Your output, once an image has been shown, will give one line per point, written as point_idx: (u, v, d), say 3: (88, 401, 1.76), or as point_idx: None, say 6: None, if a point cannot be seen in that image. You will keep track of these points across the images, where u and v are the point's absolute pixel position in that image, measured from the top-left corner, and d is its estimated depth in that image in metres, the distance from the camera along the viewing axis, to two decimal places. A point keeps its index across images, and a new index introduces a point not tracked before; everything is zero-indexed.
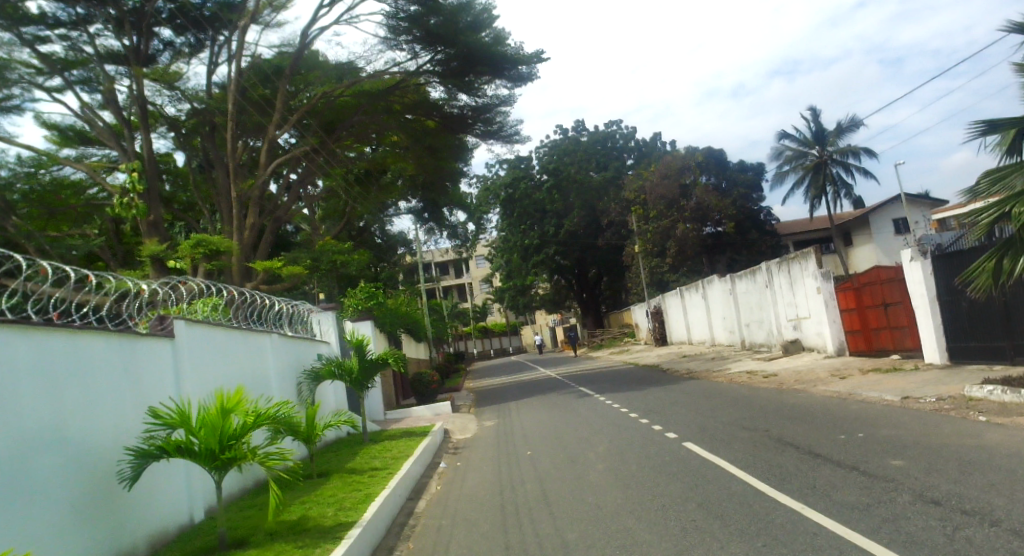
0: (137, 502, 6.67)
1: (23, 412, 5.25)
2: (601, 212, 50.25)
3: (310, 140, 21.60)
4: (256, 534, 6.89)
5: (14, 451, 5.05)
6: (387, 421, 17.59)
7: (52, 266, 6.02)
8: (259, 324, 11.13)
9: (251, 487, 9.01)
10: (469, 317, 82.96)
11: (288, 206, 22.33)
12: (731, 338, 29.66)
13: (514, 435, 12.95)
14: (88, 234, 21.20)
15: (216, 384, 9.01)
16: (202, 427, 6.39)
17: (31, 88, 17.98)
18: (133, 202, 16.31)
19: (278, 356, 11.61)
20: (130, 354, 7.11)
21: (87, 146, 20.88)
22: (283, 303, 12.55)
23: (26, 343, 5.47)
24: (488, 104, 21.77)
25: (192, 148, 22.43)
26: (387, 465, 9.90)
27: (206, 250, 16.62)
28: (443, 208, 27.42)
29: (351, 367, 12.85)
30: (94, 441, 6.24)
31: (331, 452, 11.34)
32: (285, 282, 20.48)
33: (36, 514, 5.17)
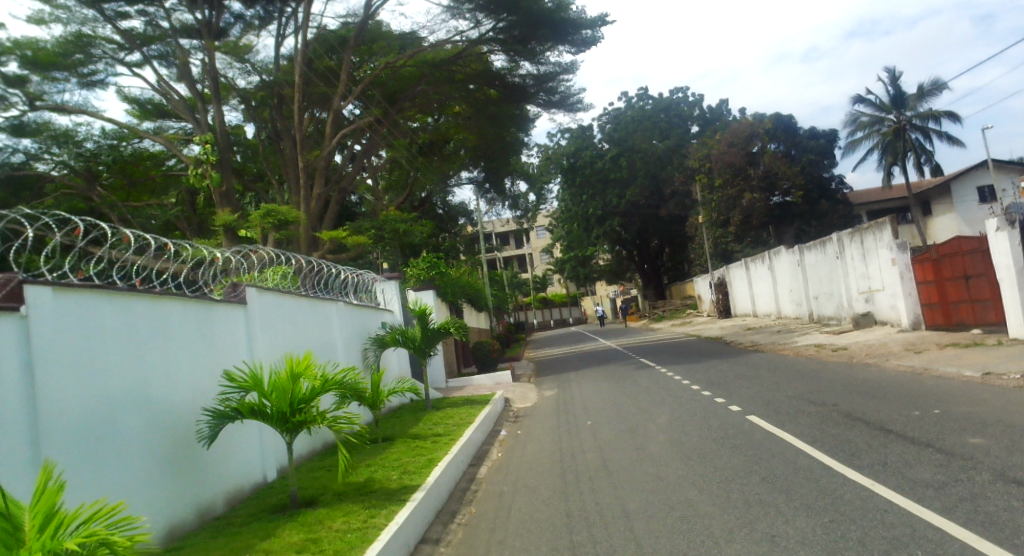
0: (217, 461, 7.17)
1: (105, 374, 5.97)
2: (665, 182, 49.40)
3: (373, 111, 21.84)
4: (327, 493, 7.30)
5: (97, 410, 5.76)
6: (449, 388, 17.98)
7: (135, 234, 6.81)
8: (325, 292, 11.39)
9: (320, 449, 9.33)
10: (529, 286, 83.45)
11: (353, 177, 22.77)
12: (799, 311, 28.97)
13: (574, 405, 12.99)
14: (166, 204, 21.98)
15: (287, 349, 9.33)
16: (273, 390, 6.76)
17: (113, 63, 19.22)
18: (206, 173, 17.67)
19: (344, 322, 11.90)
20: (206, 319, 7.52)
21: (164, 119, 21.66)
22: (348, 271, 12.76)
23: (111, 309, 6.19)
24: (550, 72, 21.43)
25: (262, 120, 22.98)
26: (450, 431, 10.08)
27: (274, 221, 16.95)
28: (503, 179, 26.88)
29: (414, 335, 12.87)
30: (176, 401, 6.82)
31: (395, 419, 11.59)
32: (349, 253, 20.99)
33: (121, 469, 5.86)
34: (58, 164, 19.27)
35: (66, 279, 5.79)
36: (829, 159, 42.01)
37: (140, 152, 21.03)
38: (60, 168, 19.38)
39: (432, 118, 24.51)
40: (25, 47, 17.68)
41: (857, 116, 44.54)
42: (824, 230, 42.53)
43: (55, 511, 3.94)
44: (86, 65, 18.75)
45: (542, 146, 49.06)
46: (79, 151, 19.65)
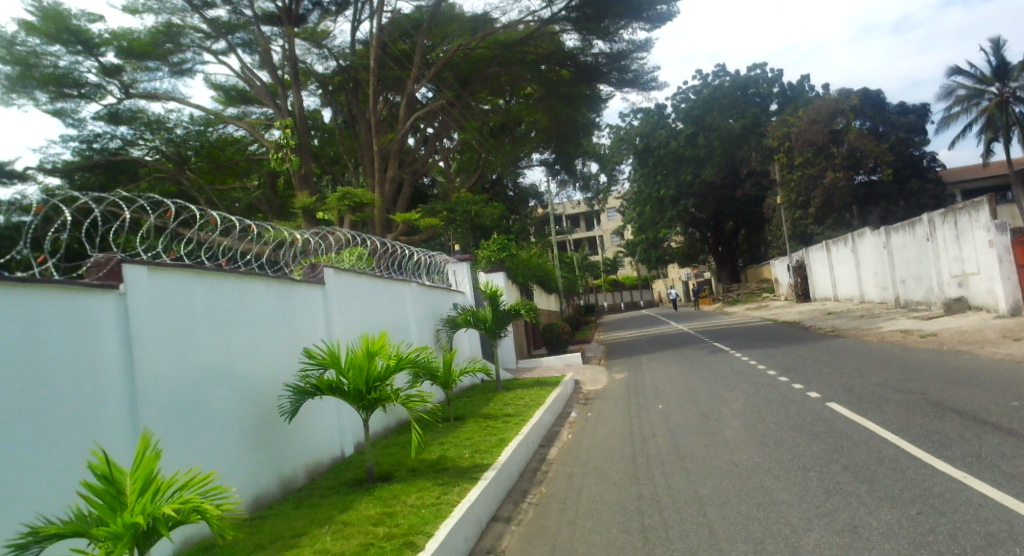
0: (298, 434, 7.47)
1: (196, 349, 6.30)
2: (742, 162, 48.03)
3: (446, 94, 21.97)
4: (401, 469, 7.50)
5: (189, 382, 6.11)
6: (519, 369, 18.19)
7: (221, 216, 7.21)
8: (399, 273, 11.61)
9: (395, 427, 9.59)
10: (600, 269, 82.99)
11: (426, 160, 23.15)
12: (884, 295, 27.80)
13: (645, 389, 12.90)
14: (249, 187, 22.81)
15: (363, 329, 9.59)
16: (351, 367, 6.96)
17: (200, 51, 19.74)
18: (287, 157, 18.21)
19: (417, 304, 12.13)
20: (287, 298, 7.81)
21: (248, 105, 22.32)
22: (421, 253, 12.96)
23: (201, 287, 6.51)
24: (624, 50, 21.12)
25: (338, 104, 23.53)
26: (520, 411, 10.17)
27: (349, 203, 17.61)
28: (575, 159, 26.38)
29: (484, 316, 12.98)
30: (260, 376, 7.14)
31: (467, 398, 11.79)
32: (422, 235, 21.46)
33: (211, 439, 6.19)
34: (149, 149, 21.05)
35: (161, 260, 6.14)
36: (922, 136, 40.29)
37: (225, 138, 22.14)
38: (153, 153, 21.21)
39: (503, 102, 24.43)
40: (122, 39, 18.94)
41: (954, 89, 42.05)
42: (911, 212, 40.49)
43: (152, 478, 4.23)
44: (175, 54, 19.43)
45: (614, 128, 48.42)
46: (169, 138, 20.92)
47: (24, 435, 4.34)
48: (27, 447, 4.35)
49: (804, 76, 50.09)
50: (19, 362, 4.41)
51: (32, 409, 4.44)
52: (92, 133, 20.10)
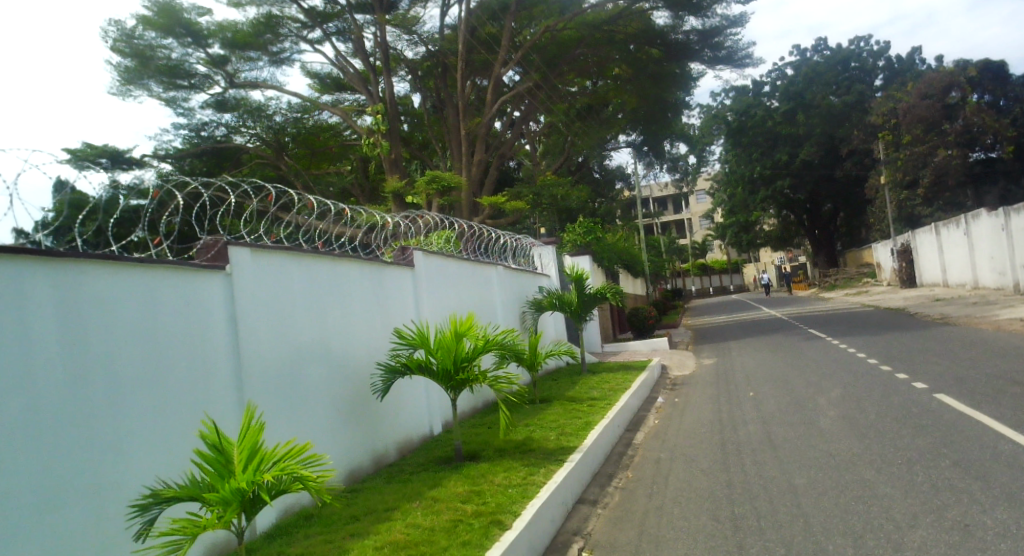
0: (390, 412, 7.72)
1: (294, 328, 6.58)
2: (843, 140, 45.67)
3: (533, 76, 21.76)
4: (488, 449, 7.62)
5: (288, 358, 6.40)
6: (604, 353, 18.20)
7: (318, 200, 7.51)
8: (486, 256, 11.73)
9: (482, 407, 9.76)
10: (688, 252, 81.35)
11: (513, 143, 22.99)
12: (1003, 281, 25.89)
13: (735, 375, 12.58)
14: (342, 171, 23.53)
15: (451, 311, 9.77)
16: (439, 348, 7.11)
17: (298, 41, 20.36)
18: (378, 142, 19.01)
19: (503, 286, 12.26)
20: (379, 279, 8.04)
21: (341, 92, 23.04)
22: (508, 236, 13.05)
23: (299, 268, 6.79)
24: (718, 26, 20.74)
25: (427, 89, 23.90)
26: (606, 395, 10.12)
27: (438, 186, 17.60)
28: (664, 142, 26.45)
29: (570, 300, 13.07)
30: (354, 355, 7.40)
31: (552, 381, 11.87)
32: (509, 218, 21.74)
33: (309, 414, 6.48)
34: (252, 136, 21.51)
35: (263, 242, 6.43)
36: None
37: (321, 124, 22.59)
38: (255, 140, 21.66)
39: (591, 82, 23.72)
40: (226, 31, 19.53)
41: None
42: None
43: (256, 448, 4.42)
44: (275, 44, 20.16)
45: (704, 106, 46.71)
46: (270, 125, 21.41)
47: (141, 407, 4.69)
48: (144, 418, 4.69)
49: (916, 47, 46.59)
50: (136, 340, 4.73)
51: (148, 383, 4.79)
52: (200, 121, 20.94)
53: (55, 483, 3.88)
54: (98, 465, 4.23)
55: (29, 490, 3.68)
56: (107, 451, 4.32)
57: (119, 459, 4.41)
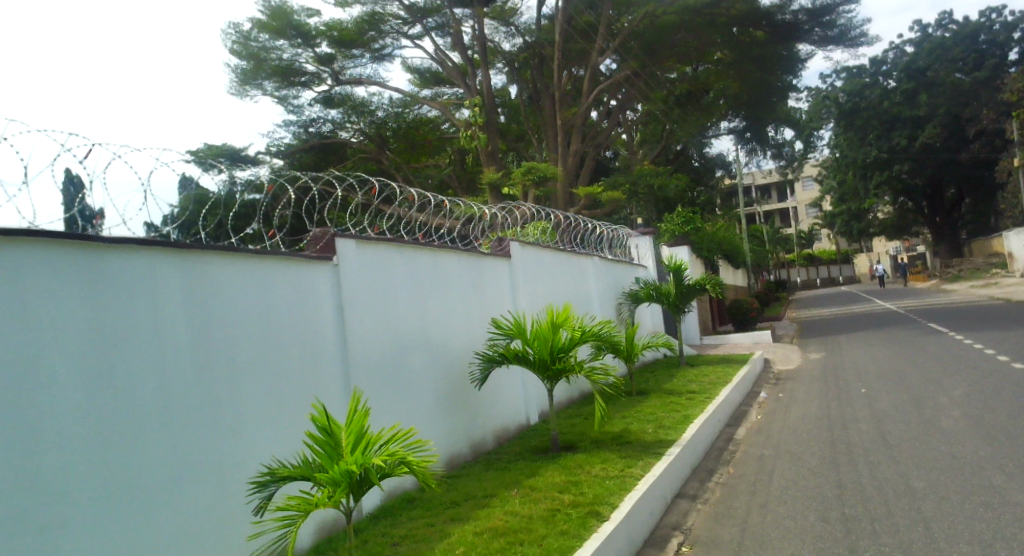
0: (488, 400, 7.86)
1: (397, 317, 6.80)
2: (970, 120, 42.28)
3: (630, 64, 21.13)
4: (585, 440, 7.63)
5: (392, 346, 6.62)
6: (704, 345, 17.82)
7: (418, 193, 7.72)
8: (582, 247, 11.72)
9: (578, 399, 9.78)
10: (793, 242, 77.99)
11: (609, 133, 23.04)
12: None
13: (846, 371, 11.98)
14: (441, 164, 23.46)
15: (547, 302, 9.82)
16: (535, 338, 7.16)
17: (399, 37, 20.88)
18: (475, 134, 19.40)
19: (599, 277, 12.23)
20: (477, 269, 8.18)
21: (440, 86, 23.54)
22: (604, 226, 13.00)
23: (402, 259, 6.99)
24: (828, 4, 20.30)
25: (524, 81, 23.52)
26: (705, 389, 9.89)
27: (535, 178, 17.96)
28: (768, 128, 24.88)
29: (668, 291, 12.66)
30: (454, 344, 7.56)
31: (650, 373, 11.74)
32: (606, 208, 21.61)
33: (410, 399, 6.68)
34: (355, 131, 21.98)
35: (367, 234, 6.67)
36: None
37: (420, 118, 22.75)
38: (359, 135, 22.14)
39: (691, 68, 22.68)
40: (333, 30, 20.12)
41: None
42: None
43: (364, 432, 4.60)
44: (377, 40, 20.60)
45: (814, 88, 42.70)
46: (373, 120, 21.75)
47: (260, 389, 4.98)
48: (262, 401, 4.98)
49: None
50: (254, 328, 5.02)
51: (266, 368, 5.08)
52: (309, 117, 21.32)
53: (184, 461, 4.19)
54: (220, 444, 4.52)
55: (160, 467, 3.99)
56: (229, 431, 4.62)
57: (240, 438, 4.72)
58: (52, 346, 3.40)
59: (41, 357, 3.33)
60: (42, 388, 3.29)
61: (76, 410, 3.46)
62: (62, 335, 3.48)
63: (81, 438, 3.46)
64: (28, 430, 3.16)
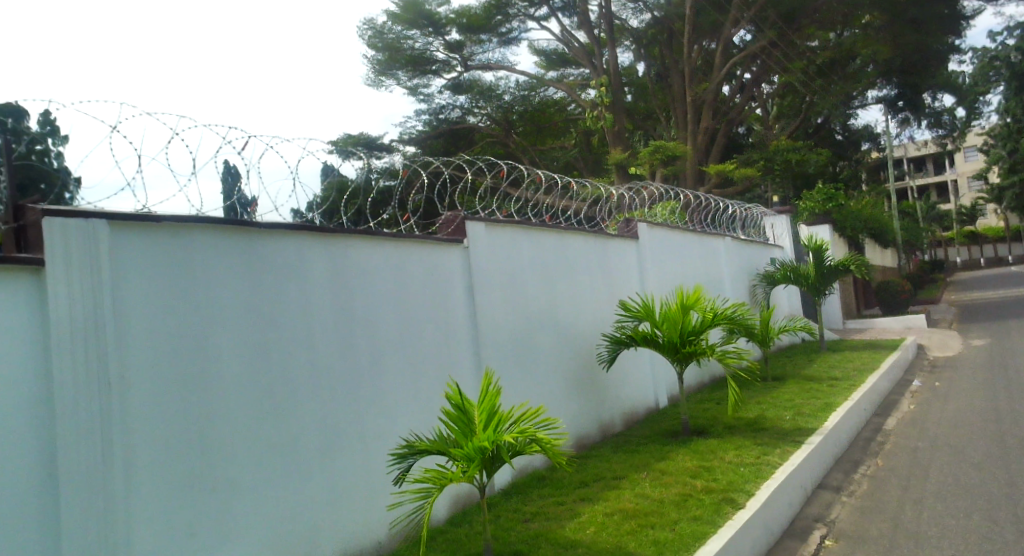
0: (616, 382, 7.83)
1: (526, 297, 6.89)
2: None
3: (767, 34, 20.18)
4: (717, 425, 7.43)
5: (521, 326, 6.73)
6: (846, 330, 16.81)
7: (545, 175, 7.74)
8: (713, 227, 11.36)
9: (710, 382, 9.56)
10: (950, 220, 71.23)
11: (742, 108, 22.02)
12: None
13: (1016, 361, 10.84)
14: (567, 146, 22.87)
15: (677, 284, 9.61)
16: (664, 320, 7.03)
17: (525, 20, 21.02)
18: (602, 115, 19.06)
19: (731, 258, 11.82)
20: (603, 251, 8.14)
21: (567, 67, 23.09)
22: (737, 206, 12.53)
23: (529, 241, 7.07)
24: None
25: (653, 58, 22.97)
26: (850, 376, 9.31)
27: (663, 156, 17.34)
28: (925, 94, 22.63)
29: (807, 272, 12.15)
30: (581, 325, 7.58)
31: (787, 358, 11.25)
32: (738, 187, 20.81)
33: (538, 379, 6.77)
34: (483, 116, 21.52)
35: (496, 216, 6.78)
36: None
37: (546, 101, 22.23)
38: (486, 121, 21.74)
39: (834, 34, 21.50)
40: (462, 16, 20.09)
41: None
42: None
43: (495, 410, 4.66)
44: (503, 25, 20.75)
45: (981, 48, 36.27)
46: (500, 104, 21.30)
47: (399, 365, 5.23)
48: (400, 376, 5.23)
49: None
50: (392, 307, 5.26)
51: (404, 345, 5.31)
52: (439, 104, 21.11)
53: (330, 430, 4.49)
54: (363, 417, 4.81)
55: (310, 437, 4.31)
56: (371, 404, 4.89)
57: (381, 411, 4.98)
58: (218, 326, 3.77)
59: (209, 336, 3.70)
60: (209, 365, 3.66)
61: (238, 384, 3.83)
62: (226, 315, 3.84)
63: (242, 406, 3.83)
64: (196, 398, 3.55)
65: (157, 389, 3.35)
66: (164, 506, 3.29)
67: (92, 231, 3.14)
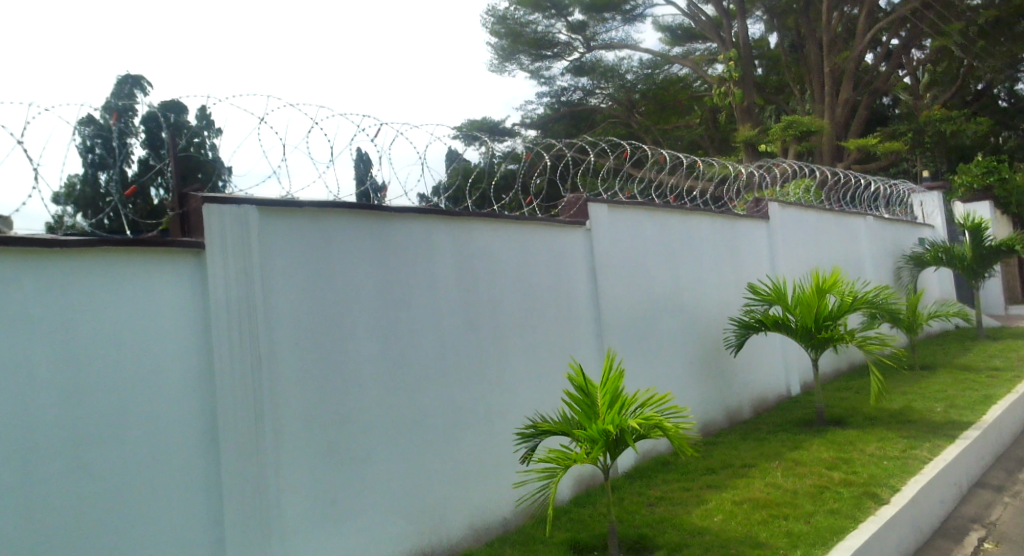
0: (743, 367, 7.59)
1: (648, 280, 6.77)
2: None
3: None
4: (857, 415, 7.04)
5: (644, 309, 6.62)
6: (1007, 316, 15.42)
7: (670, 154, 7.52)
8: (852, 206, 10.70)
9: (846, 369, 9.13)
10: None
11: (888, 76, 19.94)
12: None
13: None
14: (692, 124, 22.32)
15: (812, 266, 9.14)
16: (799, 304, 6.68)
17: None
18: (729, 91, 18.19)
19: (872, 238, 11.10)
20: (730, 232, 7.86)
21: (692, 42, 22.35)
22: (881, 182, 11.69)
23: (653, 223, 6.92)
24: None
25: (786, 27, 21.84)
26: (1014, 366, 8.49)
27: (796, 132, 16.75)
28: None
29: (963, 255, 11.06)
30: (706, 309, 7.37)
31: (937, 345, 10.46)
32: (881, 162, 19.69)
33: (661, 362, 6.64)
34: (604, 97, 21.03)
35: (618, 198, 6.67)
36: None
37: (671, 78, 21.32)
38: (608, 101, 21.20)
39: None
40: None
41: None
42: None
43: (619, 393, 4.42)
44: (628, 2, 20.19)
45: None
46: (622, 84, 20.68)
47: (522, 346, 5.29)
48: (523, 357, 5.28)
49: None
50: (515, 288, 5.32)
51: (527, 327, 5.37)
52: (561, 87, 21.00)
53: (458, 407, 4.63)
54: (487, 396, 4.91)
55: (438, 415, 4.45)
56: (495, 384, 4.98)
57: (505, 391, 5.07)
58: (354, 306, 3.95)
59: (346, 315, 3.90)
60: (346, 342, 3.86)
61: (373, 360, 4.02)
62: (361, 296, 4.02)
63: (377, 381, 4.03)
64: (336, 373, 3.77)
65: (300, 364, 3.57)
66: (309, 474, 3.54)
67: (244, 216, 3.38)
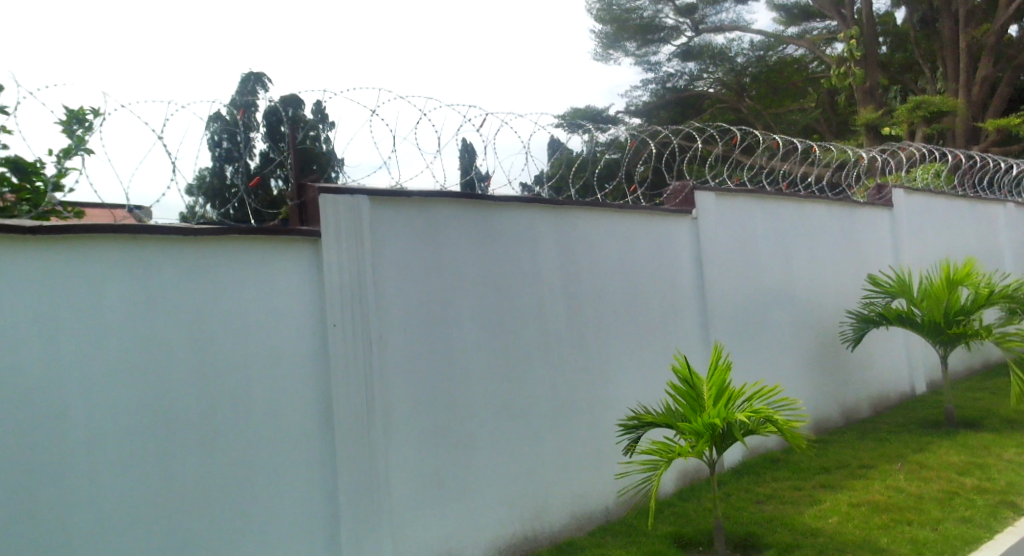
0: (861, 363, 7.23)
1: (758, 270, 6.51)
2: None
3: None
4: (992, 418, 6.56)
5: (753, 300, 6.39)
6: None
7: (784, 139, 7.19)
8: (990, 192, 9.92)
9: (979, 367, 8.55)
10: None
11: None
12: None
13: None
14: (807, 107, 20.49)
15: (942, 256, 8.55)
16: (926, 298, 6.25)
17: None
18: (850, 71, 17.00)
19: (1014, 226, 10.23)
20: (849, 220, 7.46)
21: (810, 21, 20.83)
22: None
23: (763, 211, 6.65)
24: None
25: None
26: None
27: (925, 113, 15.76)
28: None
29: None
30: (820, 301, 7.03)
31: None
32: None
33: (770, 356, 6.39)
34: (713, 81, 20.50)
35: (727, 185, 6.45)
36: None
37: (785, 59, 20.53)
38: (715, 85, 20.66)
39: None
40: None
41: None
42: None
43: (727, 385, 4.18)
44: None
45: None
46: (733, 69, 20.19)
47: (626, 336, 5.22)
48: (626, 346, 5.22)
49: None
50: (618, 277, 5.24)
51: (631, 317, 5.29)
52: (666, 73, 20.52)
53: (562, 396, 4.64)
54: (590, 385, 4.88)
55: (542, 403, 4.47)
56: (598, 373, 4.94)
57: (608, 380, 5.01)
58: (459, 292, 4.02)
59: (453, 302, 3.97)
60: (452, 328, 3.94)
61: (478, 345, 4.08)
62: (467, 282, 4.09)
63: (484, 367, 4.10)
64: (444, 358, 3.86)
65: (411, 348, 3.68)
66: (417, 456, 3.64)
67: (357, 205, 3.49)
